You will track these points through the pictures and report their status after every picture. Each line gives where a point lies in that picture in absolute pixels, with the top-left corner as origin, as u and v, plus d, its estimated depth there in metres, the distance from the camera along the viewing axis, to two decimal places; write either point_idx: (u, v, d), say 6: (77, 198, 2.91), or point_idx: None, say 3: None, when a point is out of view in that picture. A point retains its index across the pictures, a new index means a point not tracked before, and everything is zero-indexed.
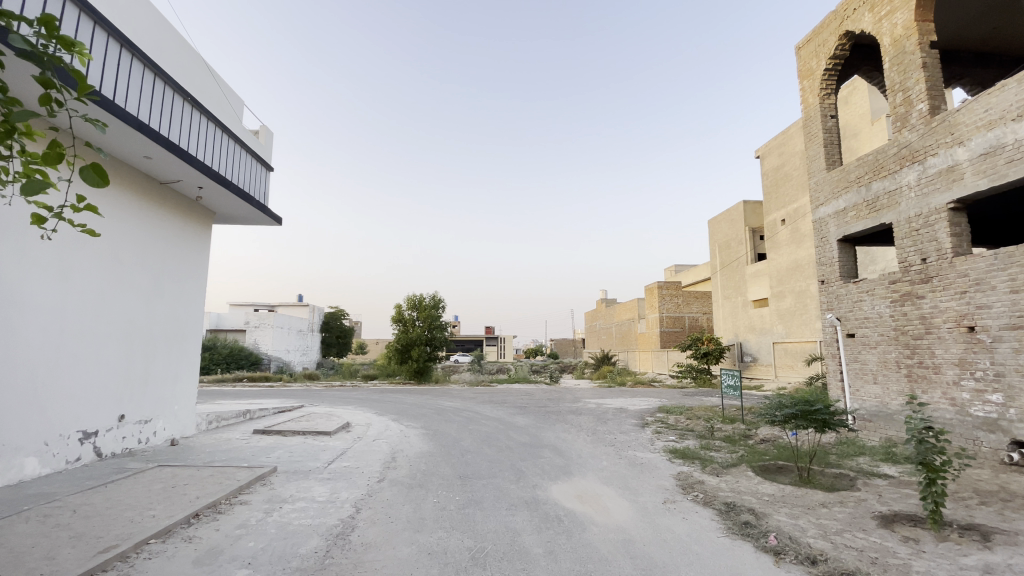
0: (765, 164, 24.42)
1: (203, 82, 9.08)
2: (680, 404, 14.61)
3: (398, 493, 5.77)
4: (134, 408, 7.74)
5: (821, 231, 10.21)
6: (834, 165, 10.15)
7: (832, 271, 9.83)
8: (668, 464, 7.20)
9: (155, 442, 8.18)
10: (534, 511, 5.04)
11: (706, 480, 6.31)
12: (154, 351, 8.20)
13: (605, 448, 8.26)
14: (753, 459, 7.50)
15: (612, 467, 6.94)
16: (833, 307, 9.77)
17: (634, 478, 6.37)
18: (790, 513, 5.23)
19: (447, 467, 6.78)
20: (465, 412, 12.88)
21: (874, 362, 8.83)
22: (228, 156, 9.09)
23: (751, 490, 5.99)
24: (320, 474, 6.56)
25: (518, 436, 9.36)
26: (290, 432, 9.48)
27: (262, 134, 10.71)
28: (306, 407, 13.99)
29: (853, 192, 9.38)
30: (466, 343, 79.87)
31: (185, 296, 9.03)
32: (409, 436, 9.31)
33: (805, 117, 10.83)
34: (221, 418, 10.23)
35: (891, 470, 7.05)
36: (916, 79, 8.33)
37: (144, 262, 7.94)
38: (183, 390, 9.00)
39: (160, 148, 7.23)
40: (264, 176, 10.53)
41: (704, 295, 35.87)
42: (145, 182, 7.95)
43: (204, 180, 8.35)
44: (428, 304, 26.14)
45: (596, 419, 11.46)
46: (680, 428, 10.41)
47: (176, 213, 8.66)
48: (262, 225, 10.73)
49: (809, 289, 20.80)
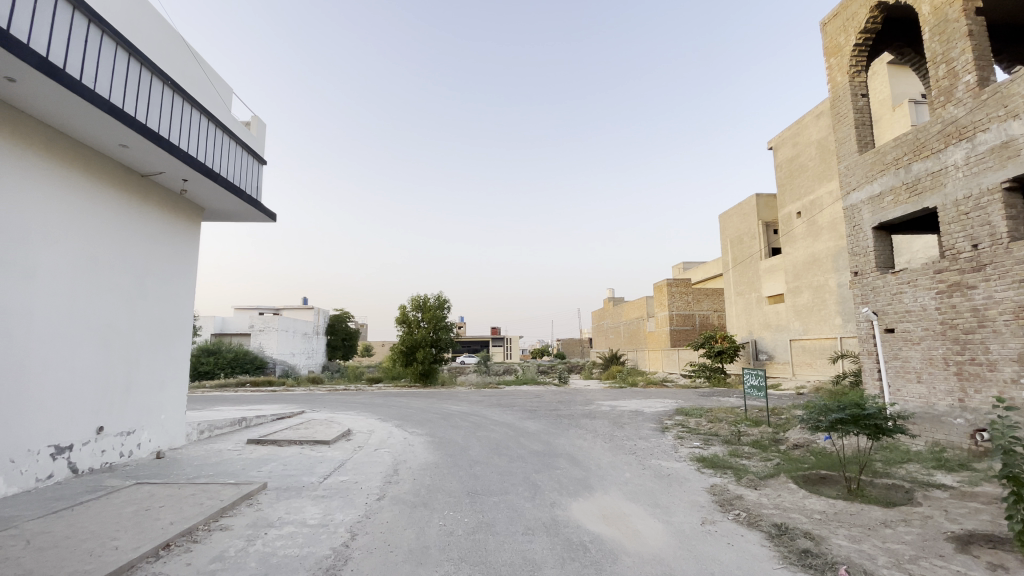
0: (778, 156, 23.65)
1: (189, 68, 8.48)
2: (700, 406, 13.89)
3: (399, 514, 5.12)
4: (114, 420, 7.12)
5: (853, 218, 9.50)
6: (867, 147, 9.44)
7: (867, 262, 9.12)
8: (698, 475, 6.53)
9: (139, 455, 7.56)
10: (555, 537, 4.35)
11: (744, 495, 5.61)
12: (138, 356, 7.59)
13: (626, 456, 7.59)
14: (793, 469, 6.80)
15: (638, 479, 6.25)
16: (869, 301, 9.06)
17: (663, 492, 5.69)
18: (850, 535, 4.55)
19: (455, 482, 6.12)
20: (474, 417, 12.21)
21: (917, 359, 8.11)
22: (215, 147, 8.44)
23: (798, 506, 5.30)
24: (314, 491, 5.91)
25: (531, 443, 8.69)
26: (285, 441, 8.86)
27: (254, 125, 10.10)
28: (307, 413, 13.37)
29: (890, 176, 8.67)
30: (472, 344, 79.27)
31: (172, 298, 8.43)
32: (413, 445, 8.65)
33: (833, 97, 10.11)
34: (213, 427, 9.62)
35: (948, 480, 6.33)
36: (962, 48, 7.61)
37: (126, 263, 7.36)
38: (171, 398, 8.38)
39: (136, 136, 6.60)
40: (256, 169, 9.93)
41: (716, 292, 35.03)
42: (124, 173, 7.34)
43: (188, 172, 7.72)
44: (433, 304, 25.56)
45: (613, 424, 10.78)
46: (703, 433, 9.71)
47: (159, 208, 8.06)
48: (255, 222, 10.14)
49: (828, 283, 20.02)
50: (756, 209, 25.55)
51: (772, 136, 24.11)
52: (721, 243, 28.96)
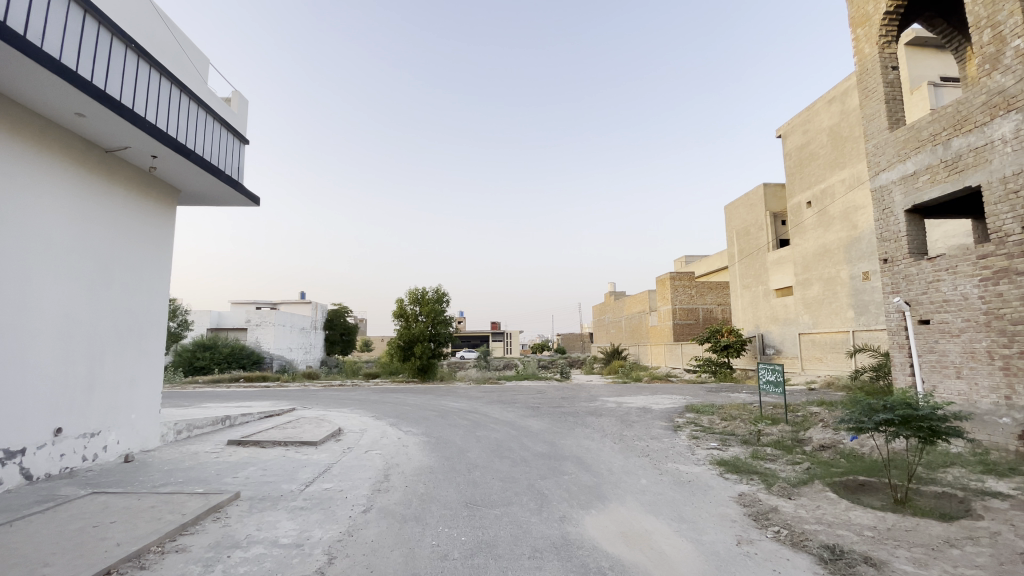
0: (788, 144, 22.87)
1: (161, 35, 7.73)
2: (710, 402, 13.25)
3: (386, 531, 4.44)
4: (76, 420, 6.44)
5: (883, 201, 8.79)
6: (899, 123, 8.73)
7: (899, 248, 8.43)
8: (723, 481, 5.86)
9: (105, 459, 6.87)
10: (568, 562, 3.68)
11: (780, 507, 4.93)
12: (103, 351, 6.89)
13: (639, 459, 6.92)
14: (827, 474, 6.15)
15: (656, 487, 5.57)
16: (901, 289, 8.37)
17: (686, 503, 5.02)
18: (914, 558, 3.89)
19: (450, 491, 5.44)
20: (473, 415, 11.52)
21: (956, 353, 7.45)
22: (190, 122, 7.69)
23: (845, 521, 4.64)
24: (293, 502, 5.23)
25: (535, 444, 8.00)
26: (269, 442, 8.20)
27: (236, 101, 9.36)
28: (297, 411, 12.67)
29: (925, 154, 7.99)
30: (472, 339, 78.59)
31: (142, 287, 7.73)
32: (407, 446, 7.96)
33: (860, 72, 9.39)
34: (193, 427, 8.93)
35: (1003, 487, 5.66)
36: (1010, 11, 6.90)
37: (87, 248, 6.65)
38: (143, 395, 7.69)
39: (93, 103, 5.84)
40: (238, 149, 9.20)
41: (717, 286, 34.42)
42: (83, 146, 6.60)
43: (158, 147, 6.99)
44: (431, 298, 24.88)
45: (621, 422, 10.11)
46: (718, 432, 9.05)
47: (125, 187, 7.33)
48: (237, 205, 9.43)
49: (839, 275, 19.34)
50: (764, 199, 24.80)
51: (781, 124, 23.31)
52: (726, 235, 28.24)
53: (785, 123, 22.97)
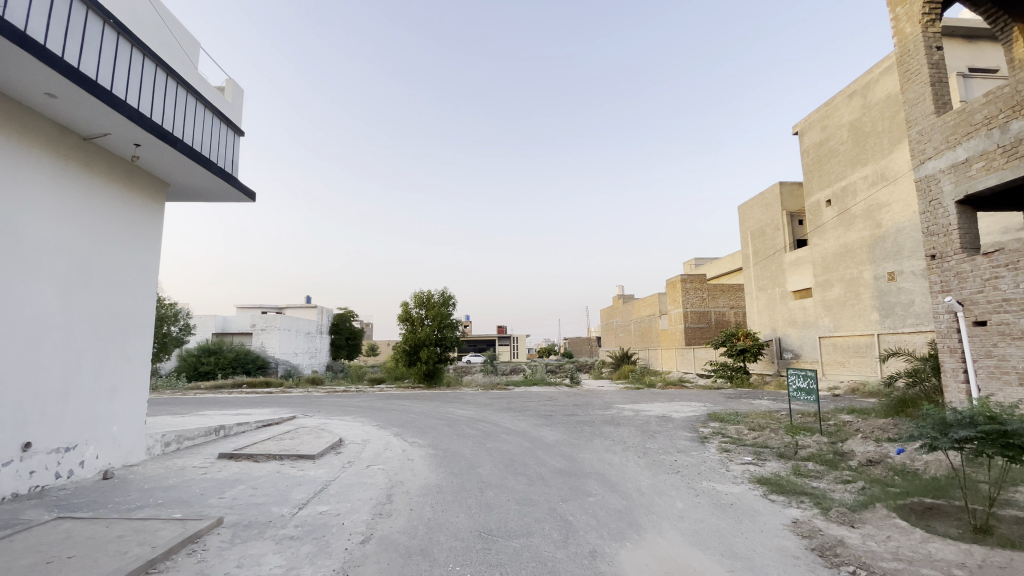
0: (805, 141, 22.13)
1: (148, 16, 7.16)
2: (733, 410, 12.49)
3: (388, 569, 3.77)
4: (47, 434, 5.83)
5: (930, 191, 8.09)
6: (945, 108, 8.05)
7: (949, 243, 7.73)
8: (770, 504, 5.19)
9: (81, 475, 6.26)
10: None
11: (846, 539, 4.27)
12: (80, 356, 6.30)
13: (669, 476, 6.25)
14: (887, 496, 5.46)
15: (695, 512, 4.90)
16: (952, 287, 7.65)
17: (734, 533, 4.35)
18: None
19: (461, 517, 4.77)
20: (482, 424, 10.86)
21: (1019, 358, 6.73)
22: (178, 108, 7.09)
23: (925, 557, 3.97)
24: (282, 530, 4.58)
25: (552, 459, 7.30)
26: (262, 455, 7.57)
27: (230, 90, 8.78)
28: (297, 419, 12.07)
29: (979, 140, 7.30)
30: (479, 344, 77.96)
31: (127, 288, 7.16)
32: (413, 461, 7.32)
33: (900, 54, 8.73)
34: (183, 438, 8.33)
35: None
36: None
37: (61, 245, 6.06)
38: (126, 405, 7.09)
39: (62, 80, 5.22)
40: (232, 140, 8.62)
41: (730, 288, 33.54)
42: (57, 131, 6.02)
43: (141, 134, 6.39)
44: (437, 301, 24.26)
45: (642, 433, 9.41)
46: (750, 444, 8.35)
47: (105, 178, 6.75)
48: (231, 201, 8.86)
49: (862, 276, 18.56)
50: (780, 198, 24.01)
51: (798, 121, 22.58)
52: (740, 236, 27.48)
53: (802, 120, 22.26)
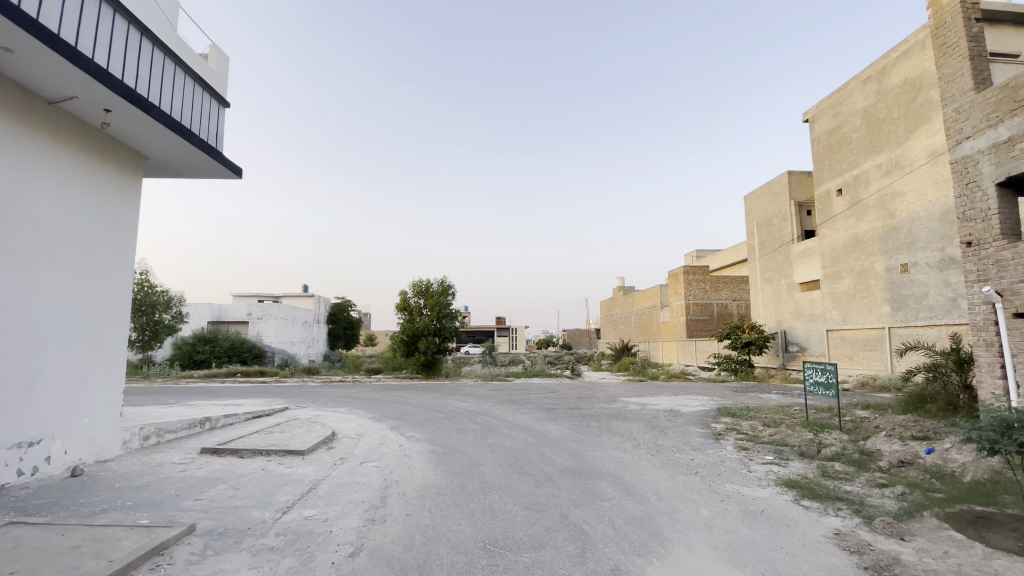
0: (816, 128, 21.51)
1: None
2: (743, 405, 12.00)
3: None
4: (7, 428, 5.29)
5: (968, 173, 7.54)
6: (984, 83, 7.50)
7: (988, 228, 7.20)
8: (805, 511, 4.69)
9: (47, 473, 5.74)
10: None
11: (900, 555, 3.77)
12: (45, 344, 5.74)
13: (688, 478, 5.75)
14: (932, 502, 4.96)
15: (724, 521, 4.40)
16: (990, 277, 7.14)
17: (773, 548, 3.83)
18: None
19: (463, 526, 4.25)
20: (482, 418, 10.33)
21: None
22: (155, 73, 6.47)
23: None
24: (261, 539, 4.05)
25: (559, 457, 6.78)
26: (247, 450, 7.05)
27: (213, 57, 8.14)
28: (289, 411, 11.56)
29: (1022, 117, 6.73)
30: (478, 335, 77.60)
31: (98, 269, 6.58)
32: (409, 458, 6.81)
33: (935, 26, 8.13)
34: (164, 430, 7.81)
35: None
36: None
37: (21, 220, 5.46)
38: (99, 395, 6.55)
39: (15, 31, 4.55)
40: (216, 111, 7.99)
41: (733, 280, 33.05)
42: (17, 93, 5.41)
43: (112, 99, 5.78)
44: (436, 290, 23.67)
45: (652, 429, 8.91)
46: (768, 442, 7.85)
47: (72, 146, 6.15)
48: (214, 176, 8.26)
49: (873, 267, 18.06)
50: (789, 187, 23.42)
51: (808, 108, 21.93)
52: (746, 226, 26.89)
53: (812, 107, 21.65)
